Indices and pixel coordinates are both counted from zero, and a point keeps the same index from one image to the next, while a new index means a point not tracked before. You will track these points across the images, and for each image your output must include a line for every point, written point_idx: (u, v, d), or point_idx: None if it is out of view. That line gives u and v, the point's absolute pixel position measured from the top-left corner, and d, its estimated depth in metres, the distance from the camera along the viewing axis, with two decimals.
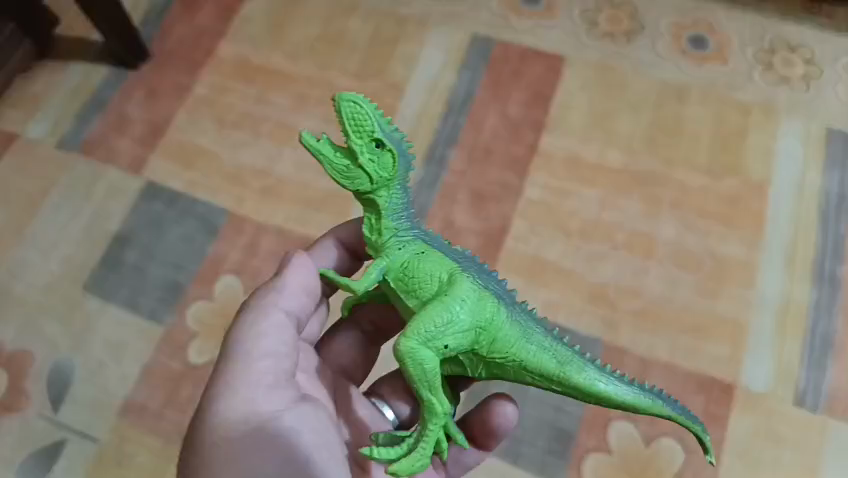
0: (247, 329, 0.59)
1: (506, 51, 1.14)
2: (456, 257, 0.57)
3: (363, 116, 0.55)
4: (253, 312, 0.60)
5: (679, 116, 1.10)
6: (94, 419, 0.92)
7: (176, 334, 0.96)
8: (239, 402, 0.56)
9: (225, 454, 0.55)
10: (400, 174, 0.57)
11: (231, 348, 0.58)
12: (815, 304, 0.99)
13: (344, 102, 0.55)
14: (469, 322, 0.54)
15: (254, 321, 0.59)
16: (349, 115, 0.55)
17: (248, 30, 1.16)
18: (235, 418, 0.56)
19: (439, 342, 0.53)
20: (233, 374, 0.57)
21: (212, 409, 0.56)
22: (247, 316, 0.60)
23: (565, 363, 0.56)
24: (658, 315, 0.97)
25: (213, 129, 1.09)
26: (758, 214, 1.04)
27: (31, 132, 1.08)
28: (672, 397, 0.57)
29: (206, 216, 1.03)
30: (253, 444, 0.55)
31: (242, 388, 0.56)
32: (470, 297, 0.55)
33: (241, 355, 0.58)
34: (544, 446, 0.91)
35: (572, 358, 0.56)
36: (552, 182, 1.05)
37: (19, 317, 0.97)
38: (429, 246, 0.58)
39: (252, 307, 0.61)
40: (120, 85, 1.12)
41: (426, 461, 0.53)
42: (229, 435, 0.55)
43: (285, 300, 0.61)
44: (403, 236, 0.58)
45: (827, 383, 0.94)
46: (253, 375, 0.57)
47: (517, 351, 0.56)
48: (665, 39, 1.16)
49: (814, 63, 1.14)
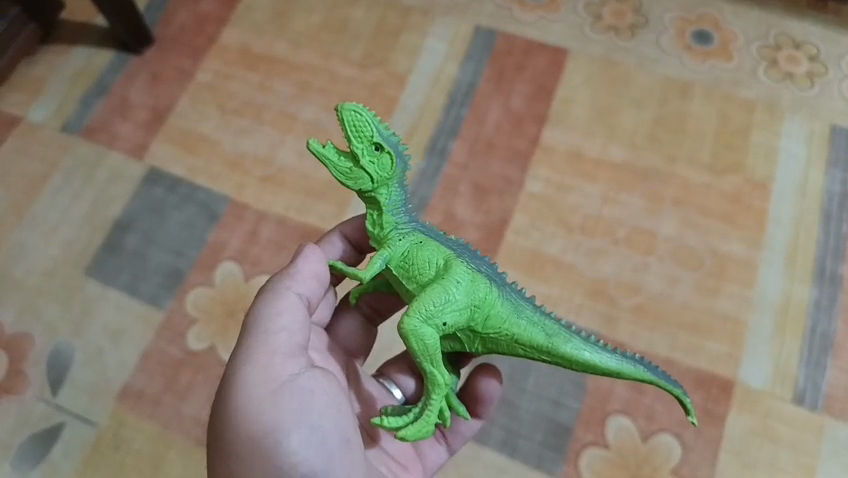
0: (264, 308, 0.60)
1: (510, 44, 1.14)
2: (450, 244, 0.58)
3: (363, 123, 0.55)
4: (269, 295, 0.61)
5: (682, 112, 1.10)
6: (93, 403, 0.92)
7: (175, 320, 0.96)
8: (256, 373, 0.57)
9: (245, 424, 0.56)
10: (399, 173, 0.57)
11: (250, 326, 0.60)
12: (815, 303, 0.98)
13: (345, 112, 0.55)
14: (464, 301, 0.54)
15: (271, 300, 0.61)
16: (350, 123, 0.55)
17: (252, 18, 1.16)
18: (253, 388, 0.57)
19: (438, 319, 0.54)
20: (250, 349, 0.58)
21: (233, 382, 0.58)
22: (264, 299, 0.61)
23: (552, 335, 0.57)
24: (656, 311, 0.97)
25: (215, 116, 1.09)
26: (760, 212, 1.03)
27: (34, 117, 1.09)
28: (653, 364, 0.58)
29: (206, 203, 1.03)
30: (269, 412, 0.56)
31: (256, 362, 0.57)
32: (464, 280, 0.55)
33: (258, 331, 0.59)
34: (541, 440, 0.91)
35: (558, 330, 0.57)
36: (553, 176, 1.05)
37: (19, 300, 0.98)
38: (425, 236, 0.58)
39: (268, 291, 0.62)
40: (123, 71, 1.13)
41: (431, 428, 0.54)
42: (246, 404, 0.56)
43: (300, 284, 0.62)
44: (401, 228, 0.58)
45: (825, 382, 0.93)
46: (269, 348, 0.58)
47: (509, 325, 0.56)
48: (669, 33, 1.16)
49: (819, 61, 1.13)
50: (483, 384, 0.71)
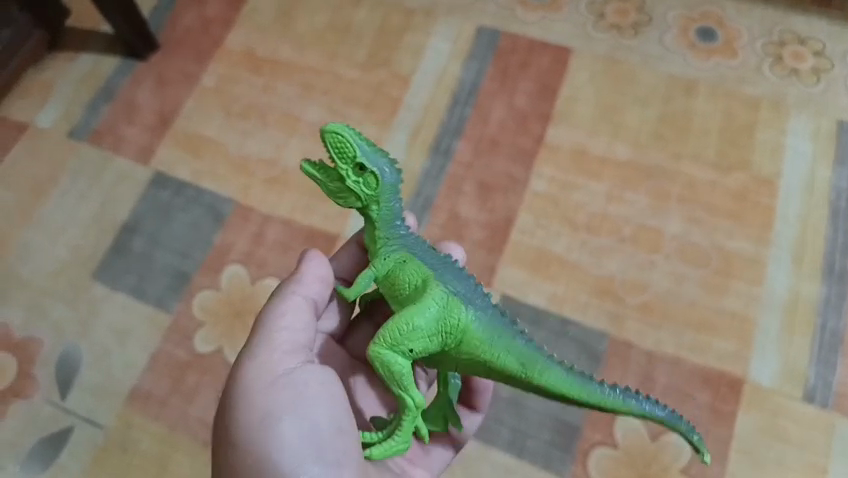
0: (270, 310, 0.62)
1: (513, 43, 1.14)
2: (432, 259, 0.58)
3: (344, 144, 0.58)
4: (277, 297, 0.63)
5: (687, 110, 1.09)
6: (100, 405, 0.93)
7: (181, 321, 0.97)
8: (253, 370, 0.59)
9: (239, 419, 0.58)
10: (389, 188, 0.59)
11: (257, 326, 0.62)
12: (825, 300, 0.98)
13: (327, 134, 0.58)
14: (434, 328, 0.55)
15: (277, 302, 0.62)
16: (332, 144, 0.58)
17: (256, 20, 1.17)
18: (250, 385, 0.59)
19: (403, 345, 0.54)
20: (254, 346, 0.60)
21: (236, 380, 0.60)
22: (272, 300, 0.63)
23: (527, 366, 0.55)
24: (662, 308, 0.97)
25: (220, 119, 1.09)
26: (767, 209, 1.03)
27: (41, 121, 1.10)
28: (644, 400, 0.55)
29: (212, 205, 1.04)
30: (265, 405, 0.58)
31: (258, 357, 0.59)
32: (438, 305, 0.55)
33: (263, 329, 0.61)
34: (548, 439, 0.90)
35: (536, 359, 0.55)
36: (558, 175, 1.04)
37: (26, 301, 0.98)
38: (410, 247, 0.59)
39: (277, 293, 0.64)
40: (129, 75, 1.14)
41: (401, 448, 0.58)
42: (246, 396, 0.58)
43: (305, 288, 0.64)
44: (388, 236, 0.60)
45: (835, 380, 0.93)
46: (268, 348, 0.60)
47: (481, 352, 0.55)
48: (673, 31, 1.16)
49: (824, 56, 1.13)
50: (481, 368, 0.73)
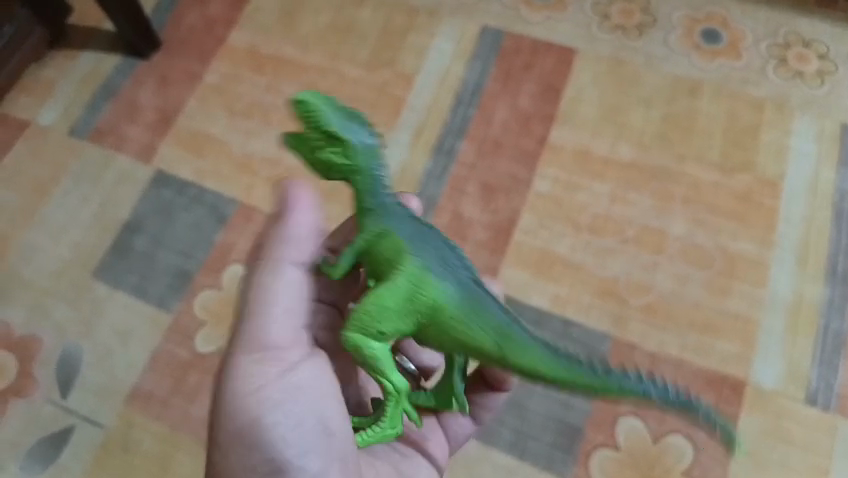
0: (258, 280, 0.59)
1: (517, 44, 1.14)
2: (411, 230, 0.54)
3: (313, 115, 0.55)
4: (269, 273, 0.59)
5: (691, 111, 1.09)
6: (101, 405, 0.92)
7: (183, 321, 0.96)
8: (247, 350, 0.58)
9: (234, 403, 0.57)
10: (363, 157, 0.55)
11: (250, 300, 0.59)
12: (828, 302, 0.97)
13: (296, 104, 0.55)
14: (406, 307, 0.52)
15: (265, 270, 0.59)
16: (301, 115, 0.55)
17: (259, 19, 1.17)
18: (245, 368, 0.58)
19: (372, 328, 0.52)
20: (251, 325, 0.58)
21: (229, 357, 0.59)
22: (263, 276, 0.59)
23: (504, 343, 0.52)
24: (665, 310, 0.97)
25: (222, 118, 1.09)
26: (771, 211, 1.02)
27: (43, 120, 1.09)
28: (645, 377, 0.50)
29: (214, 205, 1.03)
30: (261, 391, 0.57)
31: (257, 340, 0.58)
32: (408, 285, 0.52)
33: (257, 306, 0.58)
34: (551, 441, 0.90)
35: (520, 340, 0.52)
36: (562, 175, 1.04)
37: (27, 301, 0.98)
38: (387, 213, 0.55)
39: (265, 266, 0.59)
40: (131, 73, 1.13)
41: (388, 434, 0.56)
42: (243, 381, 0.57)
43: (295, 252, 0.60)
44: (367, 203, 0.56)
45: (838, 382, 0.92)
46: (261, 327, 0.58)
47: (454, 330, 0.52)
48: (677, 32, 1.15)
49: (829, 59, 1.13)
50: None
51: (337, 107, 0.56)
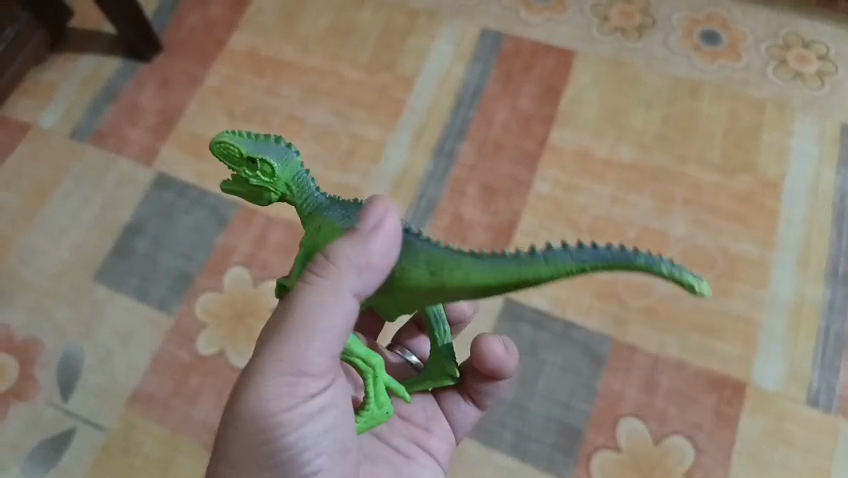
0: (313, 296, 0.49)
1: (517, 46, 1.14)
2: (346, 216, 0.53)
3: (228, 149, 0.53)
4: (321, 292, 0.49)
5: (692, 112, 1.09)
6: (102, 407, 0.92)
7: (184, 323, 0.96)
8: (283, 369, 0.49)
9: (257, 418, 0.50)
10: (289, 169, 0.54)
11: (296, 312, 0.50)
12: (830, 303, 0.97)
13: (213, 146, 0.54)
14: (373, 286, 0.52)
15: (320, 288, 0.50)
16: (221, 154, 0.54)
17: (260, 22, 1.17)
18: (276, 386, 0.50)
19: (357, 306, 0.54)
20: (294, 344, 0.49)
21: (253, 368, 0.50)
22: (315, 295, 0.49)
23: (435, 268, 0.49)
24: (666, 311, 0.97)
25: (223, 120, 1.09)
26: (771, 212, 1.02)
27: (44, 122, 1.10)
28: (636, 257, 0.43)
29: (215, 207, 1.03)
30: (289, 413, 0.51)
31: (295, 361, 0.50)
32: None
33: (303, 326, 0.49)
34: (552, 443, 0.90)
35: (442, 255, 0.49)
36: (562, 177, 1.04)
37: (28, 303, 0.98)
38: (322, 210, 0.54)
39: (320, 284, 0.50)
40: (132, 76, 1.14)
41: (379, 414, 0.56)
42: (272, 397, 0.50)
43: (358, 278, 0.50)
44: (305, 208, 0.54)
45: (840, 384, 0.92)
46: (306, 351, 0.49)
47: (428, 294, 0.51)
48: (677, 33, 1.15)
49: (829, 60, 1.13)
50: (488, 352, 0.67)
51: (250, 135, 0.54)
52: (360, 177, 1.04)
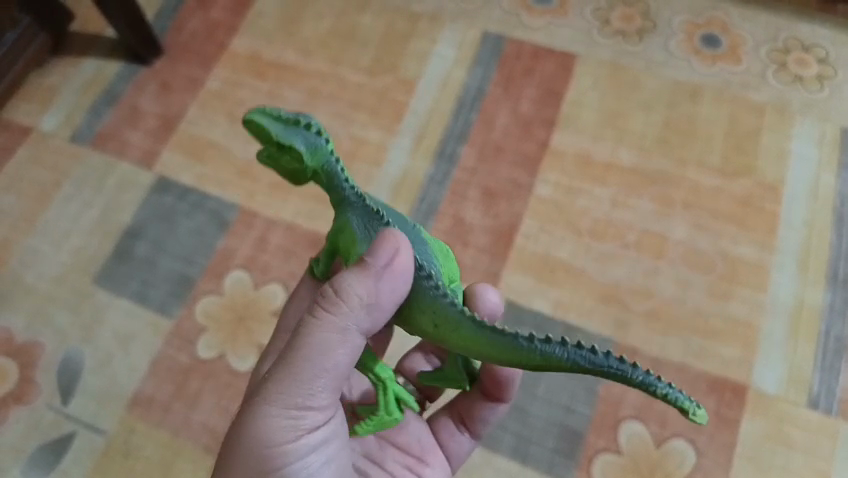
0: (319, 333, 0.52)
1: (518, 49, 1.14)
2: (363, 227, 0.54)
3: (260, 133, 0.55)
4: (326, 333, 0.52)
5: (691, 115, 1.09)
6: (102, 410, 0.92)
7: (184, 326, 0.96)
8: (288, 404, 0.53)
9: (260, 449, 0.53)
10: (314, 161, 0.55)
11: (300, 353, 0.52)
12: (829, 306, 0.97)
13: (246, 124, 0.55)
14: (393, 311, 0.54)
15: (329, 326, 0.52)
16: (254, 134, 0.56)
17: (261, 25, 1.17)
18: (280, 420, 0.53)
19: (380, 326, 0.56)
20: (297, 383, 0.52)
21: (259, 403, 0.53)
22: (321, 336, 0.52)
23: (441, 324, 0.50)
24: (667, 315, 0.97)
25: (224, 123, 1.09)
26: (771, 216, 1.02)
27: (45, 125, 1.10)
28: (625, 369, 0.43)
29: (216, 210, 1.03)
30: (288, 444, 0.54)
31: (298, 397, 0.53)
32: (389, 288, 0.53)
33: (306, 366, 0.52)
34: (553, 446, 0.90)
35: (449, 315, 0.49)
36: (563, 180, 1.04)
37: (29, 307, 0.98)
38: (349, 208, 0.55)
39: (325, 325, 0.52)
40: (133, 79, 1.13)
41: (389, 419, 0.56)
42: (274, 430, 0.53)
43: (365, 316, 0.52)
44: (334, 196, 0.56)
45: (839, 386, 0.92)
46: (311, 389, 0.53)
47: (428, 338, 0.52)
48: (678, 37, 1.16)
49: (828, 63, 1.13)
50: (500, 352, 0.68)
51: (285, 117, 0.55)
52: (361, 179, 1.04)
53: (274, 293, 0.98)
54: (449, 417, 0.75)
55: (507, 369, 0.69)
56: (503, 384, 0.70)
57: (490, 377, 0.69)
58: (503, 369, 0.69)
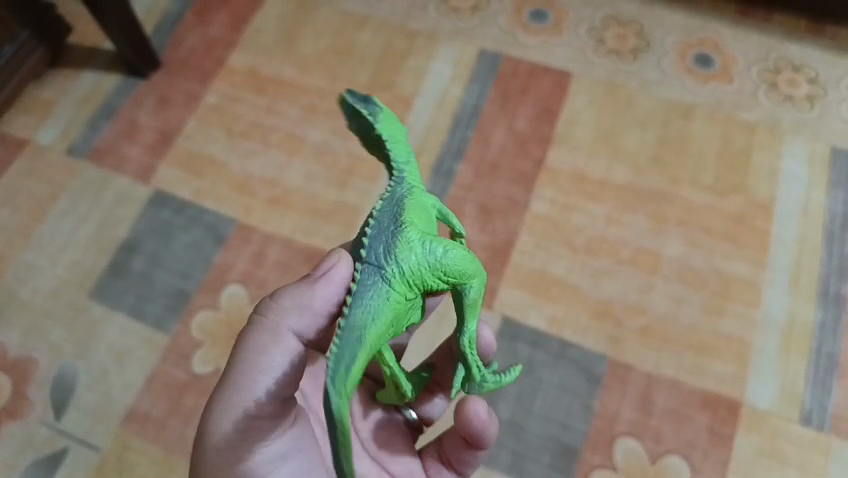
0: (259, 336, 0.55)
1: (514, 67, 1.15)
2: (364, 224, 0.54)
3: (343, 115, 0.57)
4: (265, 334, 0.55)
5: (685, 133, 1.11)
6: (97, 426, 0.91)
7: (180, 341, 0.96)
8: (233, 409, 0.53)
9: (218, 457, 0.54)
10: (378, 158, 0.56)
11: (241, 355, 0.54)
12: (821, 323, 0.98)
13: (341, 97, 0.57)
14: None
15: (265, 329, 0.55)
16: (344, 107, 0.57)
17: (260, 41, 1.18)
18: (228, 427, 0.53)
19: None
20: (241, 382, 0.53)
21: (209, 414, 0.54)
22: (260, 338, 0.55)
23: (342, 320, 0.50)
24: (662, 332, 0.97)
25: (222, 138, 1.10)
26: (763, 234, 1.03)
27: (41, 138, 1.09)
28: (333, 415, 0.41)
29: (212, 225, 1.03)
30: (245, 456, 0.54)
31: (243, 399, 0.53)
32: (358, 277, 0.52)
33: (248, 365, 0.54)
34: (549, 462, 0.90)
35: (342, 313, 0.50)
36: (559, 197, 1.05)
37: (23, 322, 0.97)
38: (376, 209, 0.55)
39: (262, 328, 0.55)
40: (131, 94, 1.14)
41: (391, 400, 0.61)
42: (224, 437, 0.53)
43: (300, 320, 0.55)
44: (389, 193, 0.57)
45: (832, 403, 0.93)
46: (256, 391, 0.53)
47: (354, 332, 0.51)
48: (670, 56, 1.17)
49: (818, 83, 1.15)
50: (471, 405, 0.65)
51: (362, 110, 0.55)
52: (359, 195, 1.05)
53: None
54: (437, 455, 0.73)
55: (477, 423, 0.65)
56: (475, 435, 0.66)
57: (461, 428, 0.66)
58: (477, 422, 0.65)
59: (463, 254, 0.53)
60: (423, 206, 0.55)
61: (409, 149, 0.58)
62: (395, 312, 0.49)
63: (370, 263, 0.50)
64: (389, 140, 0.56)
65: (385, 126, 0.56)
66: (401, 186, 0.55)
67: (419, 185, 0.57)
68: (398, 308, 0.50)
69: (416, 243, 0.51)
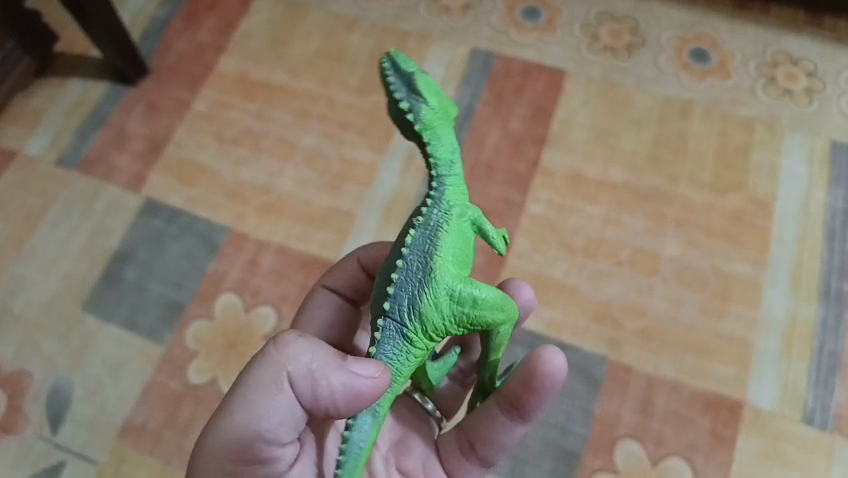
0: (266, 371, 0.51)
1: (507, 67, 1.14)
2: (395, 246, 0.55)
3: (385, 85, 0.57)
4: (271, 371, 0.51)
5: (682, 131, 1.09)
6: (93, 438, 0.90)
7: (175, 353, 0.95)
8: (229, 457, 0.52)
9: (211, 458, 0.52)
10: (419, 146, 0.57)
11: (247, 384, 0.51)
12: (823, 322, 0.96)
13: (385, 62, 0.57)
14: None
15: (272, 366, 0.51)
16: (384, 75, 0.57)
17: (250, 46, 1.16)
18: (225, 439, 0.51)
19: None
20: (243, 403, 0.51)
21: (202, 449, 0.52)
22: (265, 372, 0.51)
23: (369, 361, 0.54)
24: (660, 335, 0.96)
25: (213, 145, 1.09)
26: (763, 231, 1.02)
27: (31, 148, 1.08)
28: None
29: (205, 233, 1.02)
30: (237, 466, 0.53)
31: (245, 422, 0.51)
32: None
33: (253, 393, 0.51)
34: (549, 468, 0.88)
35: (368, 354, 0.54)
36: (555, 198, 1.04)
37: (18, 337, 0.96)
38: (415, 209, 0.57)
39: (269, 363, 0.51)
40: (120, 102, 1.13)
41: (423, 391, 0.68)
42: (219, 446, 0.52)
43: (308, 387, 0.51)
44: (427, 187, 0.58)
45: (835, 403, 0.91)
46: (257, 417, 0.51)
47: None
48: (667, 53, 1.16)
49: (817, 77, 1.13)
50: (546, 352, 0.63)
51: (404, 90, 0.55)
52: (353, 200, 1.04)
53: (264, 317, 0.96)
54: (457, 440, 0.71)
55: (548, 371, 0.64)
56: (533, 388, 0.64)
57: (526, 375, 0.64)
58: (543, 372, 0.63)
59: (491, 298, 0.55)
60: (459, 232, 0.55)
61: (453, 146, 0.57)
62: (411, 363, 0.54)
63: (393, 319, 0.52)
64: (431, 140, 0.56)
65: (429, 124, 0.56)
66: (437, 207, 0.55)
67: (458, 197, 0.57)
68: (418, 357, 0.54)
69: (443, 295, 0.52)
